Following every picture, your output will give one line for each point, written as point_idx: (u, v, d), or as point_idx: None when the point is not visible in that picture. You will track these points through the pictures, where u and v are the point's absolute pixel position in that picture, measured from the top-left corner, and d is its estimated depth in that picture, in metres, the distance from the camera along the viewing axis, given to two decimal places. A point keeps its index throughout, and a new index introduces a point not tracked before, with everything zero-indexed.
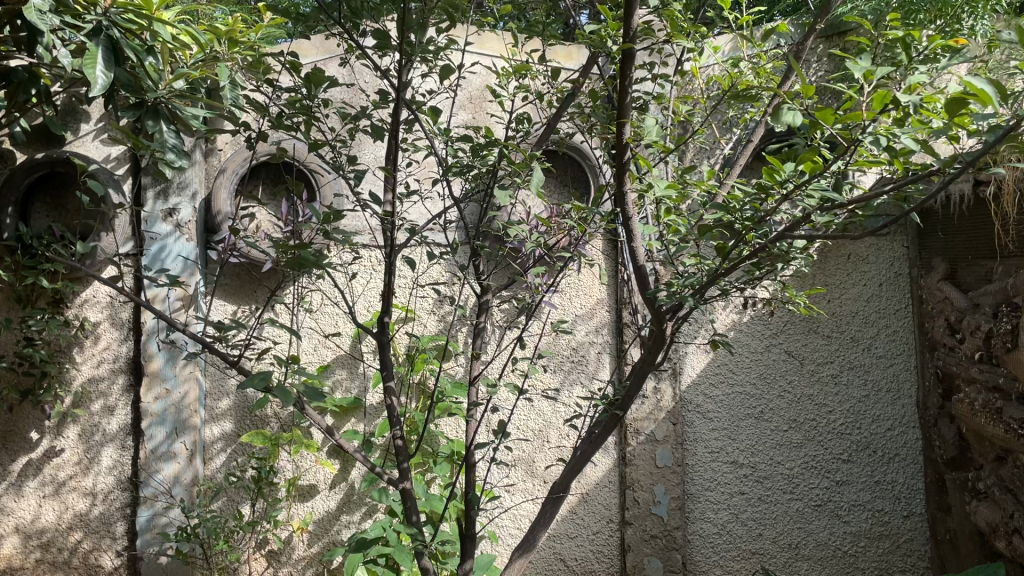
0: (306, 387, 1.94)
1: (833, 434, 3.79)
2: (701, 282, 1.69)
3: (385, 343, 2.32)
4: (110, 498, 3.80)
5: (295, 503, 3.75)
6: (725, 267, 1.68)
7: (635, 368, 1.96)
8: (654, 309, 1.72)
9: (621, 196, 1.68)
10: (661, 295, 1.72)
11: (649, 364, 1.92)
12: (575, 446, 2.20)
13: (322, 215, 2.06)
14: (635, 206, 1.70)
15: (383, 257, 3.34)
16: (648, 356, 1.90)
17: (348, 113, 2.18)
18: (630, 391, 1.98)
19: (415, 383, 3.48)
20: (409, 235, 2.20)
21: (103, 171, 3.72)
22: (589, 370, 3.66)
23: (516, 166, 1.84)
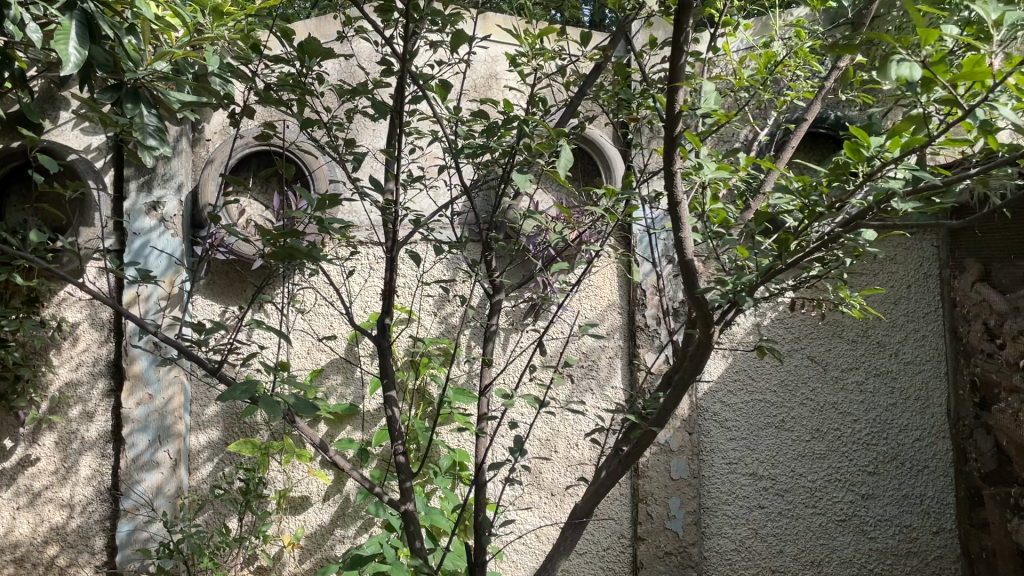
0: (297, 399, 1.72)
1: (858, 445, 3.56)
2: (755, 279, 1.46)
3: (386, 348, 2.09)
4: (89, 510, 3.55)
5: (286, 516, 3.52)
6: (782, 261, 1.45)
7: (673, 378, 1.73)
8: (702, 310, 1.50)
9: (666, 178, 1.45)
10: (710, 293, 1.50)
11: (689, 374, 1.69)
12: (598, 465, 1.98)
13: (315, 202, 1.82)
14: (681, 190, 1.47)
15: (382, 255, 3.12)
16: (688, 365, 1.68)
17: (345, 90, 1.94)
18: (665, 404, 1.75)
19: (415, 389, 3.26)
20: (413, 226, 1.96)
21: (82, 162, 3.49)
22: (601, 376, 3.43)
23: (539, 146, 1.61)
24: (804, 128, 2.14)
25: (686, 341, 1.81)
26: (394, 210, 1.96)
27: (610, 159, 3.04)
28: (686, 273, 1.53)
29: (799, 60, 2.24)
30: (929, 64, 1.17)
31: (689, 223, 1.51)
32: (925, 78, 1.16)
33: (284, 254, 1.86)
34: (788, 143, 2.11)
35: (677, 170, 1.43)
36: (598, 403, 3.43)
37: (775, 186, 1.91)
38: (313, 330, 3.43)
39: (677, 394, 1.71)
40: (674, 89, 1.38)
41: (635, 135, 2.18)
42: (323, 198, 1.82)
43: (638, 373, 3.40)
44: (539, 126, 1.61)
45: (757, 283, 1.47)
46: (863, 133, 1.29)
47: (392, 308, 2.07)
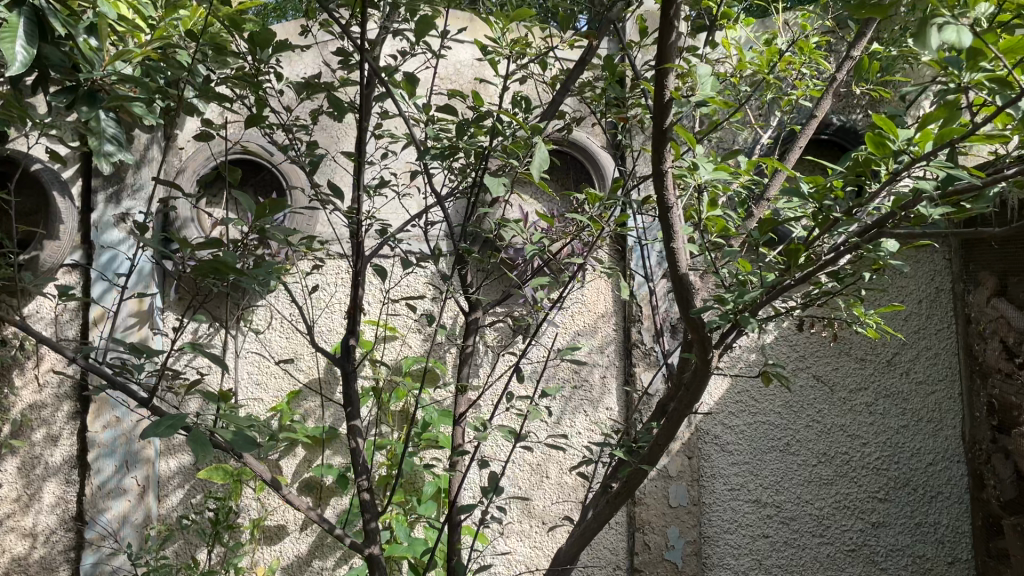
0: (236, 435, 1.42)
1: (867, 470, 3.36)
2: (759, 296, 1.27)
3: (349, 372, 1.94)
4: (53, 540, 3.32)
5: (260, 547, 3.31)
6: (790, 276, 1.27)
7: (667, 410, 1.53)
8: (701, 333, 1.32)
9: (655, 180, 1.27)
10: (710, 313, 1.31)
11: (684, 406, 1.49)
12: (584, 504, 1.79)
13: (256, 209, 1.63)
14: (673, 194, 1.28)
15: (348, 268, 2.97)
16: (686, 394, 1.47)
17: (305, 87, 1.75)
18: (659, 439, 1.55)
19: (397, 411, 3.07)
20: (382, 238, 1.77)
21: (47, 171, 3.27)
22: (594, 397, 3.24)
23: (516, 144, 1.42)
24: (812, 126, 1.89)
25: (680, 366, 1.63)
26: (359, 220, 1.77)
27: (601, 164, 2.90)
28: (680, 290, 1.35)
29: (802, 55, 2.07)
30: (982, 34, 0.97)
31: (683, 231, 1.34)
32: (974, 49, 0.97)
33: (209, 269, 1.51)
34: (795, 144, 1.89)
35: (668, 170, 1.25)
36: (591, 426, 3.23)
37: (780, 191, 1.72)
38: (290, 348, 3.24)
39: (671, 429, 1.51)
40: (664, 73, 1.18)
41: (624, 136, 2.01)
42: (265, 206, 1.64)
43: (633, 394, 3.20)
44: (515, 122, 1.42)
45: (761, 301, 1.29)
46: (891, 122, 1.10)
47: (357, 327, 1.91)
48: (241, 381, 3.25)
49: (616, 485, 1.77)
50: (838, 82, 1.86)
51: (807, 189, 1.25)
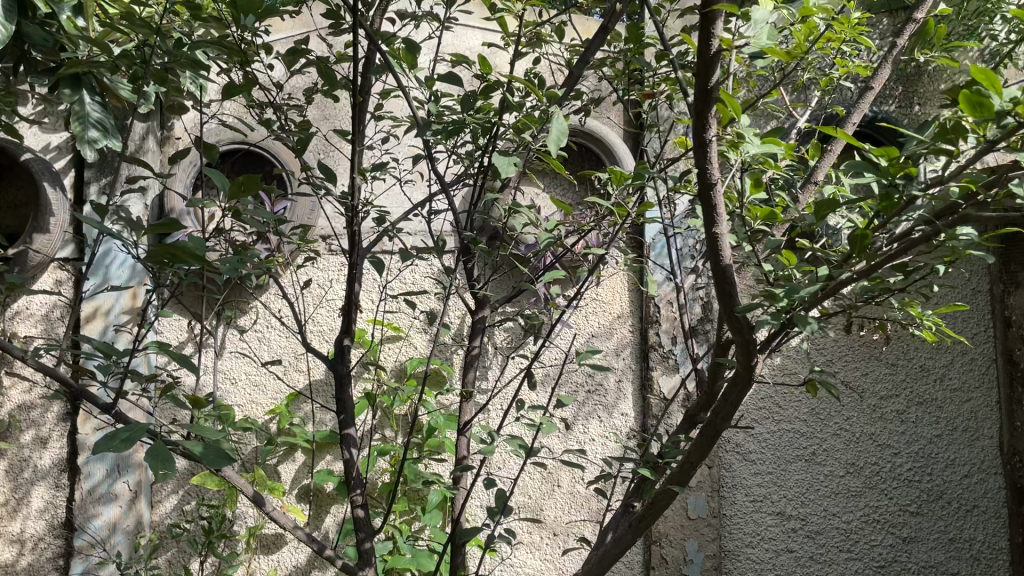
0: (208, 443, 1.23)
1: (898, 482, 3.17)
2: (815, 289, 1.09)
3: (344, 376, 1.83)
4: (40, 547, 3.14)
5: (256, 557, 3.13)
6: (851, 267, 1.08)
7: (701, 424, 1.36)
8: (739, 330, 1.15)
9: (696, 151, 1.12)
10: (757, 310, 1.13)
11: (722, 419, 1.32)
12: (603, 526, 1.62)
13: (231, 186, 1.45)
14: (718, 168, 1.14)
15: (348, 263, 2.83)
16: (724, 405, 1.30)
17: (295, 59, 1.59)
18: (692, 456, 1.37)
19: (400, 415, 2.92)
20: (379, 226, 1.60)
21: (38, 162, 3.12)
22: (609, 401, 3.08)
23: (530, 113, 1.24)
24: (874, 92, 1.76)
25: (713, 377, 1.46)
26: (355, 208, 1.60)
27: (611, 146, 2.78)
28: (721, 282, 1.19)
29: (842, 30, 1.90)
30: None
31: (728, 212, 1.18)
32: None
33: (166, 253, 1.27)
34: (856, 111, 1.75)
35: (714, 139, 1.12)
36: (606, 432, 3.06)
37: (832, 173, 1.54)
38: (289, 348, 3.08)
39: (706, 445, 1.34)
40: (710, 18, 1.05)
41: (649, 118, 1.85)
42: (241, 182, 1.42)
43: (651, 398, 3.03)
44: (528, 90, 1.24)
45: (816, 297, 1.12)
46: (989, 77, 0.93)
47: (351, 326, 1.81)
48: (237, 382, 3.09)
49: (637, 505, 1.61)
50: (896, 52, 1.73)
51: (879, 163, 1.08)
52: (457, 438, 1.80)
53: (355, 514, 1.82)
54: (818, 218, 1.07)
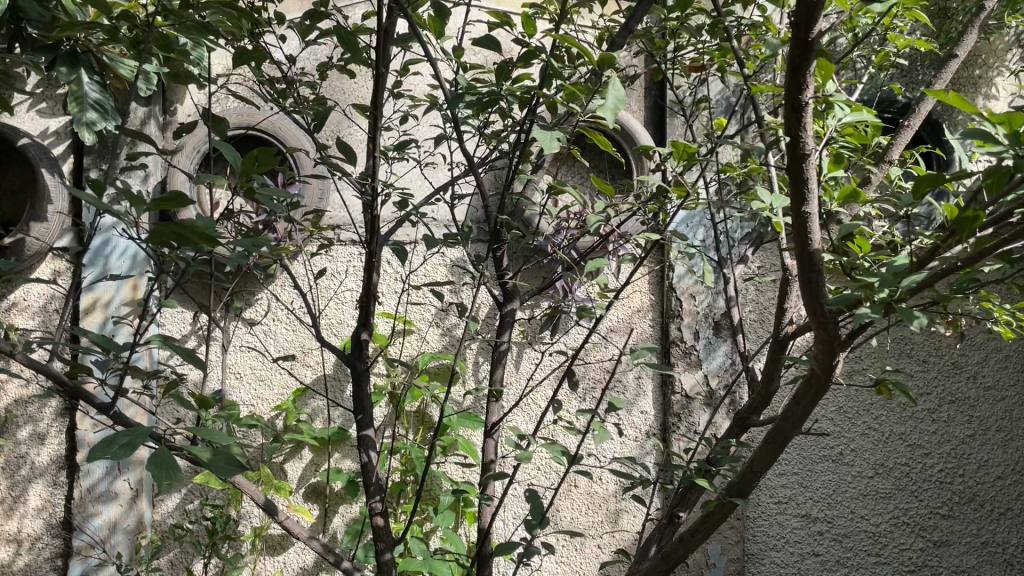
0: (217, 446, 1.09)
1: (929, 484, 3.05)
2: (918, 278, 0.98)
3: (360, 372, 1.72)
4: (37, 548, 3.02)
5: (262, 558, 3.01)
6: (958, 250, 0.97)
7: (770, 428, 1.43)
8: (819, 315, 1.15)
9: (789, 111, 1.05)
10: (847, 299, 1.03)
11: (791, 423, 1.39)
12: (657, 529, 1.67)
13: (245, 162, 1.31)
14: (813, 136, 1.07)
15: (358, 253, 2.71)
16: (798, 410, 1.36)
17: (309, 30, 1.46)
18: (761, 458, 1.45)
19: (413, 411, 2.81)
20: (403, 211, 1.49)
21: (36, 147, 2.99)
22: (629, 397, 2.96)
23: (580, 80, 1.12)
24: (958, 61, 1.97)
25: (770, 376, 1.56)
26: (375, 191, 1.47)
27: (632, 134, 2.67)
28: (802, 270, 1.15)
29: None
30: None
31: (819, 183, 1.13)
32: None
33: (173, 238, 1.05)
34: (938, 78, 1.98)
35: (809, 103, 1.04)
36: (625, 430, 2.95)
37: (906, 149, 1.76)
38: (297, 342, 2.96)
39: (776, 449, 1.42)
40: None
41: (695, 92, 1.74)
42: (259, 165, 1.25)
43: (672, 395, 2.92)
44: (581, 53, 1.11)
45: (915, 288, 1.01)
46: None
47: (369, 319, 1.70)
48: (243, 377, 2.98)
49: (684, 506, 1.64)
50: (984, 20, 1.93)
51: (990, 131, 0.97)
52: (484, 439, 1.70)
53: (372, 520, 1.71)
54: (917, 196, 0.98)
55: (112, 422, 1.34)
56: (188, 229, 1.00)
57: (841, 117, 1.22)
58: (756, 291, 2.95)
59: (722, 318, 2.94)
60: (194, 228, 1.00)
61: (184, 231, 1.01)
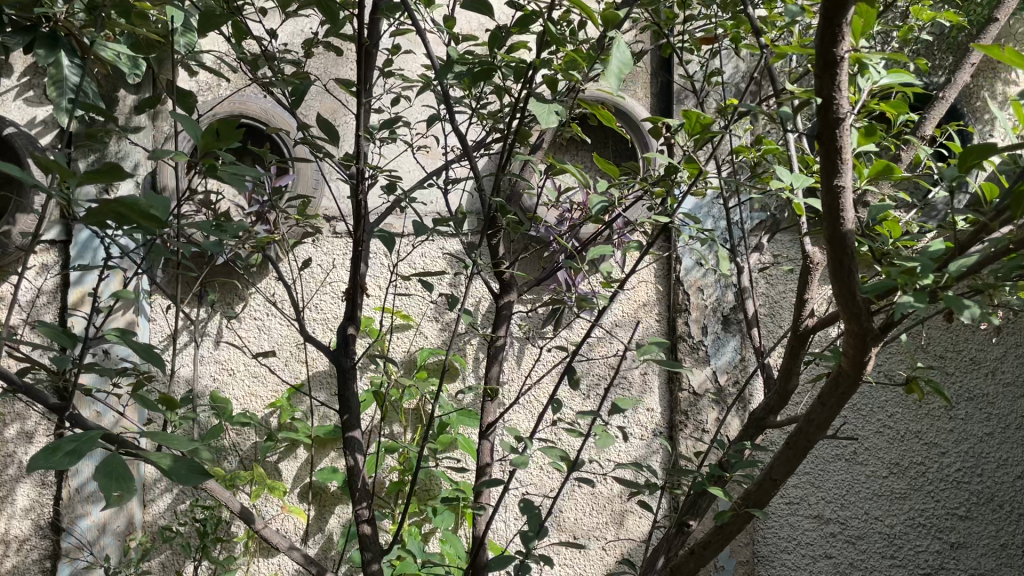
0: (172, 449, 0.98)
1: (946, 483, 2.93)
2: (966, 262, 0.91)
3: (348, 370, 1.65)
4: (26, 549, 2.93)
5: (257, 560, 2.92)
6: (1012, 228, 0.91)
7: (793, 431, 1.34)
8: (853, 303, 1.07)
9: (823, 71, 0.95)
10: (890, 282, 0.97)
11: (815, 426, 1.31)
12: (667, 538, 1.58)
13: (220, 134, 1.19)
14: (848, 98, 0.96)
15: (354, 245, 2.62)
16: (823, 411, 1.28)
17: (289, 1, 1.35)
18: (782, 463, 1.36)
19: (410, 409, 2.71)
20: (393, 196, 1.39)
21: (22, 137, 2.88)
22: (635, 394, 2.86)
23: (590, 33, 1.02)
24: (998, 24, 1.93)
25: (787, 374, 1.48)
26: (360, 174, 1.36)
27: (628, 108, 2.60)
28: (831, 255, 1.06)
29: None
30: None
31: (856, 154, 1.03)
32: None
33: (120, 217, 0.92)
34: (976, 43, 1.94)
35: (845, 58, 0.93)
36: (630, 428, 2.86)
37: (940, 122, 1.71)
38: (291, 337, 2.86)
39: (799, 452, 1.33)
40: None
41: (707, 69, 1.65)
42: (218, 140, 1.15)
43: (680, 392, 2.81)
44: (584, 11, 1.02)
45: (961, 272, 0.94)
46: None
47: (357, 313, 1.65)
48: (236, 374, 2.88)
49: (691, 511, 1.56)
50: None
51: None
52: (478, 440, 1.62)
53: (359, 527, 1.63)
54: (965, 168, 0.93)
55: (68, 424, 1.27)
56: (130, 206, 0.87)
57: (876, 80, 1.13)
58: (765, 284, 2.85)
59: (731, 313, 2.84)
60: (137, 205, 0.86)
61: (123, 208, 0.87)
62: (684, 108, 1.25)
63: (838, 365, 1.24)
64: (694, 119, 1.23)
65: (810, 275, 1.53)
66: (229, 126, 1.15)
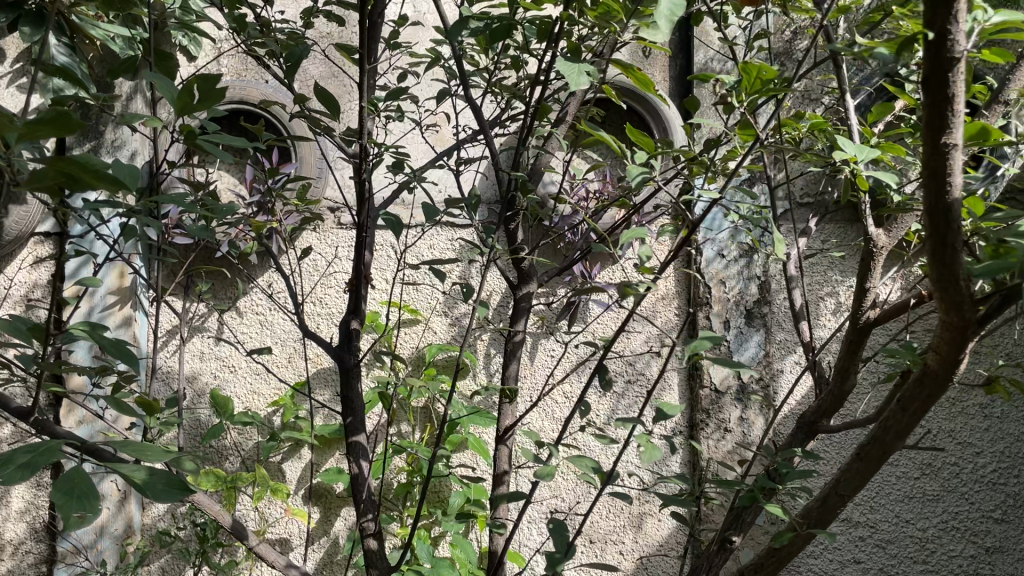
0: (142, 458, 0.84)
1: (981, 485, 2.78)
2: None
3: (351, 367, 1.57)
4: (21, 552, 2.81)
5: (259, 564, 2.79)
6: None
7: (867, 440, 1.35)
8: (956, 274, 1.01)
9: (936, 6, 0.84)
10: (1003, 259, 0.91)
11: (892, 434, 1.31)
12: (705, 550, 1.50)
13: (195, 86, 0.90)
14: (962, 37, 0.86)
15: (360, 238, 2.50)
16: (904, 416, 1.27)
17: None
18: (851, 475, 1.37)
19: (419, 407, 2.59)
20: (404, 173, 1.28)
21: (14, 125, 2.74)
22: (653, 393, 2.72)
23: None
24: None
25: (846, 377, 1.48)
26: (361, 152, 1.22)
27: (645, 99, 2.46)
28: (932, 234, 1.00)
29: None
30: None
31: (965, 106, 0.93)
32: None
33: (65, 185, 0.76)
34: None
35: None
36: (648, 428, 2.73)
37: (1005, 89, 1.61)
38: (296, 332, 2.73)
39: (874, 462, 1.34)
40: None
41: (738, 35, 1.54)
42: (198, 101, 0.90)
43: (702, 390, 2.67)
44: None
45: None
46: None
47: (361, 306, 1.57)
48: (237, 371, 2.76)
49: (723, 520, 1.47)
50: None
51: None
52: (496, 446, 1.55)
53: (365, 541, 1.53)
54: None
55: (35, 431, 1.14)
56: (86, 169, 0.70)
57: (985, 20, 1.02)
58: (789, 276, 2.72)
59: (755, 307, 2.70)
60: (96, 168, 0.70)
61: (78, 173, 0.71)
62: (741, 61, 1.11)
63: (921, 367, 1.22)
64: (754, 72, 1.09)
65: (873, 260, 1.49)
66: (208, 84, 0.89)
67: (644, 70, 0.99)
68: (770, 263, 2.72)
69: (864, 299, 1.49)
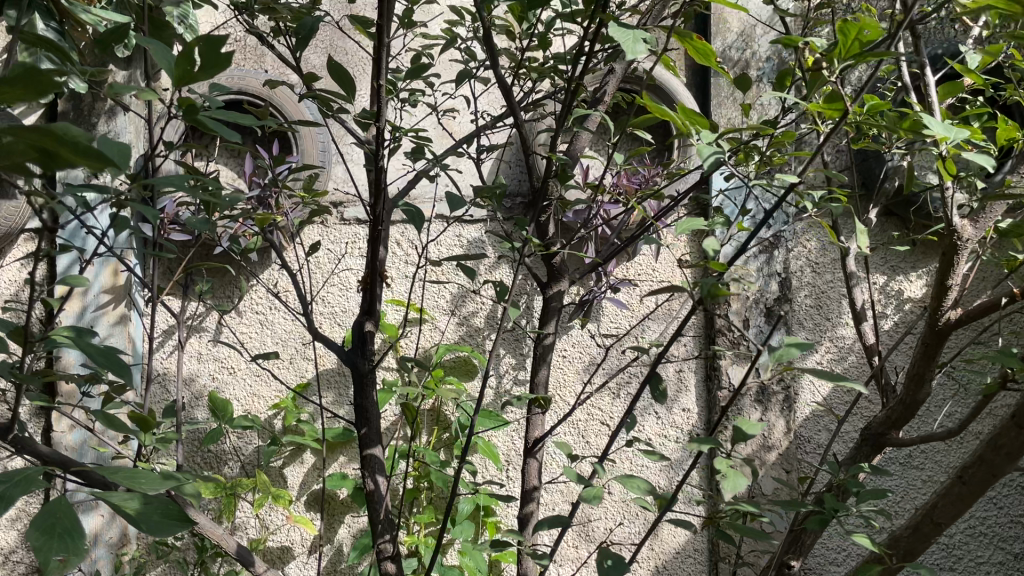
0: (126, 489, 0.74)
1: (1010, 488, 2.62)
2: None
3: (365, 372, 1.50)
4: (10, 563, 2.68)
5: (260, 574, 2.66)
6: None
7: (973, 458, 1.49)
8: None
9: None
10: None
11: (1001, 452, 1.47)
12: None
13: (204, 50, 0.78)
14: None
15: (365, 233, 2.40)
16: (1017, 435, 1.45)
17: None
18: (949, 501, 1.51)
19: (427, 409, 2.48)
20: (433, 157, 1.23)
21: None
22: (669, 394, 2.61)
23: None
24: None
25: (919, 383, 1.52)
26: (379, 134, 1.11)
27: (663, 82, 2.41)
28: None
29: None
30: None
31: None
32: None
33: (38, 162, 0.64)
34: None
35: None
36: (665, 430, 2.61)
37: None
38: (297, 332, 2.61)
39: (976, 478, 1.49)
40: None
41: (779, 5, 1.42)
42: (198, 70, 0.78)
43: (721, 391, 2.55)
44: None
45: None
46: None
47: (375, 307, 1.50)
48: (237, 373, 2.65)
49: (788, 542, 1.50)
50: None
51: None
52: (526, 460, 1.67)
53: (382, 563, 1.49)
54: None
55: (16, 450, 1.04)
56: (55, 138, 0.58)
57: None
58: (810, 272, 2.61)
59: (776, 304, 2.58)
60: (65, 135, 0.58)
61: (48, 143, 0.59)
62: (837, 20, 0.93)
63: None
64: (854, 32, 0.93)
65: (956, 256, 1.48)
66: (211, 49, 0.76)
67: (704, 38, 0.90)
68: (791, 259, 2.60)
69: (944, 299, 1.50)
